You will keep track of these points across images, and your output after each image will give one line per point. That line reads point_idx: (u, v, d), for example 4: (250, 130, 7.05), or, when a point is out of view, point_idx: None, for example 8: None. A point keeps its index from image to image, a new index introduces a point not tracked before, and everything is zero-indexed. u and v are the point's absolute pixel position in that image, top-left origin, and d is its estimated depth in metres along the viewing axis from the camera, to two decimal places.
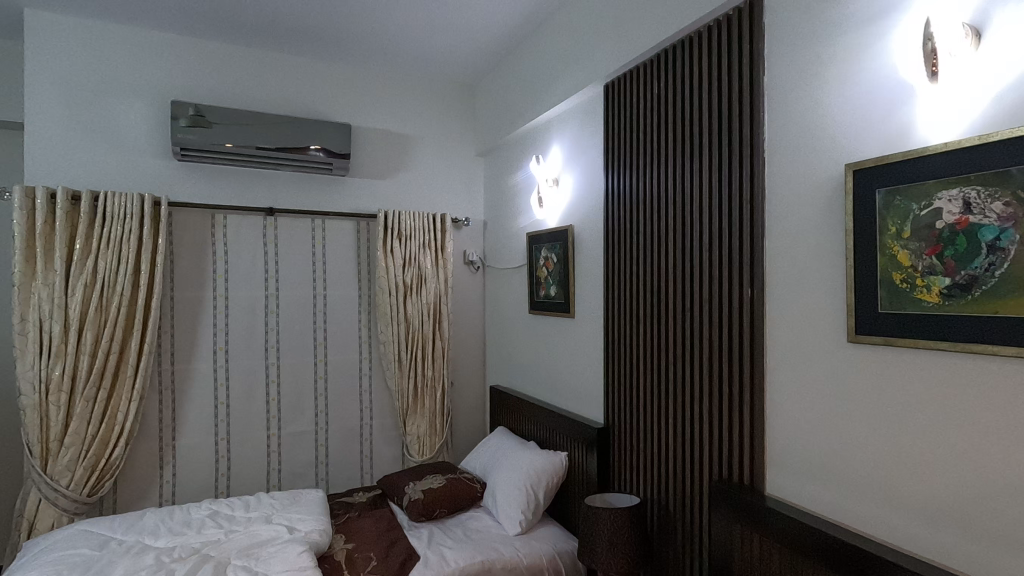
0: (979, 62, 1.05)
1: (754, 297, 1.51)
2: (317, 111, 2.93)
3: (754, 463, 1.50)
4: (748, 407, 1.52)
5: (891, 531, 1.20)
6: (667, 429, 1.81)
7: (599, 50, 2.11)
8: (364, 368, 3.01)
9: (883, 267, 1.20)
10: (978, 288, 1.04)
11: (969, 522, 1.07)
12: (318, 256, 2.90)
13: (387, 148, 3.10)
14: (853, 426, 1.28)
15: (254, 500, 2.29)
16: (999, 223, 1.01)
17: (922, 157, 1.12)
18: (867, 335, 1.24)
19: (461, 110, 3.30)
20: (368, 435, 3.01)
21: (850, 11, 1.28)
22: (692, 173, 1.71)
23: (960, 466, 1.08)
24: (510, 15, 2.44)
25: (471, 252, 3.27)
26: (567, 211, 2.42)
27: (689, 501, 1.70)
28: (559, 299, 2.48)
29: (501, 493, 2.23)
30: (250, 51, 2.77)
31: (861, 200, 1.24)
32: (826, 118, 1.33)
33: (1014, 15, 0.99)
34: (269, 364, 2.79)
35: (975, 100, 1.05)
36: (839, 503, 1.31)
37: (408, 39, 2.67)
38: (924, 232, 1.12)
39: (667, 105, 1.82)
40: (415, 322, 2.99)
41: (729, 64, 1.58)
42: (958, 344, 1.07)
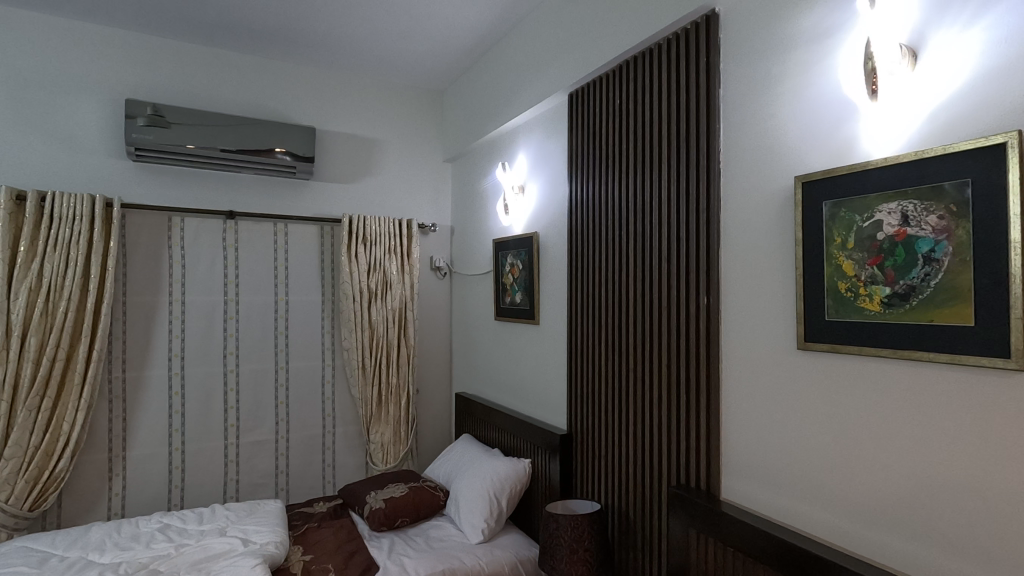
0: (916, 82, 1.10)
1: (710, 305, 1.54)
2: (281, 113, 2.88)
3: (710, 469, 1.53)
4: (705, 413, 1.54)
5: (835, 533, 1.24)
6: (628, 434, 1.83)
7: (564, 60, 2.14)
8: (327, 375, 2.95)
9: (829, 276, 1.24)
10: (915, 297, 1.08)
11: (909, 523, 1.11)
12: (281, 260, 2.84)
13: (353, 152, 3.07)
14: (802, 431, 1.31)
15: (208, 512, 2.22)
16: (934, 235, 1.05)
17: (865, 171, 1.17)
18: (815, 342, 1.27)
19: (429, 115, 3.29)
20: (331, 443, 2.95)
21: (799, 29, 1.33)
22: (652, 182, 1.74)
23: (898, 468, 1.12)
24: (477, 22, 2.45)
25: (438, 258, 3.26)
26: (532, 218, 2.44)
27: (648, 506, 1.72)
28: (524, 305, 2.49)
29: (464, 501, 2.21)
30: (211, 51, 2.71)
31: (809, 211, 1.28)
32: (776, 131, 1.38)
33: (947, 37, 1.04)
34: (228, 372, 2.71)
35: (912, 117, 1.10)
36: (788, 506, 1.34)
37: (375, 43, 2.65)
38: (867, 243, 1.17)
39: (627, 115, 1.85)
40: (379, 329, 2.95)
41: (686, 76, 1.61)
42: (897, 351, 1.11)
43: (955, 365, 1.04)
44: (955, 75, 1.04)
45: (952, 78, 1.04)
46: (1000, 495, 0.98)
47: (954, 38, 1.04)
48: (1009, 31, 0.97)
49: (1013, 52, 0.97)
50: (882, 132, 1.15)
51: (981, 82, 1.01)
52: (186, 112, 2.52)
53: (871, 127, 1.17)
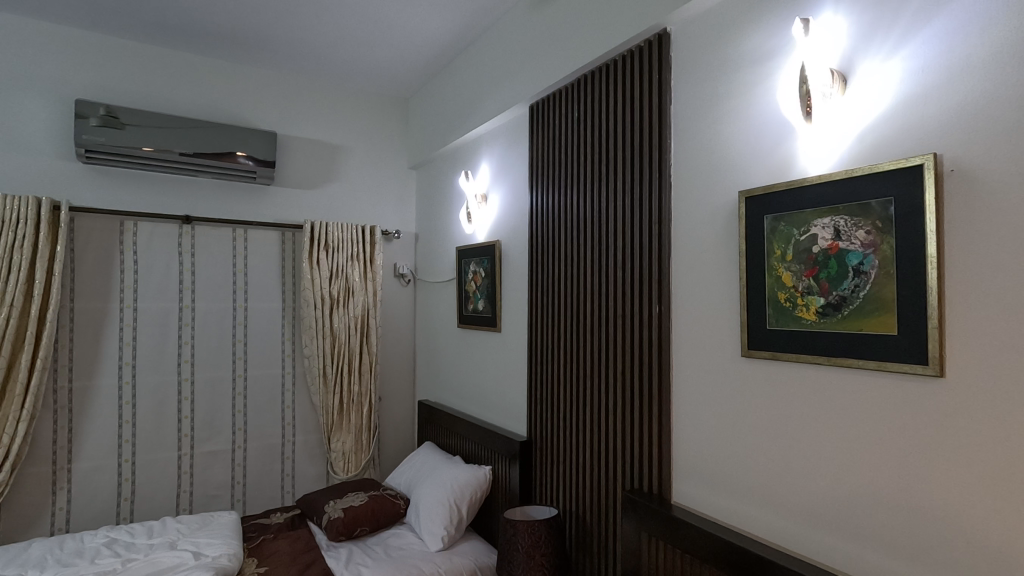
0: (845, 105, 1.17)
1: (662, 313, 1.59)
2: (241, 117, 2.84)
3: (662, 473, 1.57)
4: (657, 418, 1.59)
5: (775, 533, 1.29)
6: (585, 439, 1.86)
7: (524, 72, 2.18)
8: (287, 383, 2.91)
9: (770, 287, 1.30)
10: (847, 307, 1.15)
11: (847, 523, 1.16)
12: (239, 267, 2.79)
13: (316, 157, 3.04)
14: (747, 435, 1.37)
15: (158, 525, 2.16)
16: (863, 249, 1.12)
17: (801, 187, 1.24)
18: (758, 349, 1.33)
19: (393, 122, 3.29)
20: (290, 453, 2.90)
21: (743, 51, 1.40)
22: (609, 194, 1.78)
23: (831, 471, 1.19)
24: (439, 33, 2.48)
25: (402, 265, 3.25)
26: (495, 226, 2.46)
27: (603, 510, 1.76)
28: (486, 313, 2.50)
29: (424, 509, 2.21)
30: (168, 52, 2.66)
31: (751, 225, 1.34)
32: (723, 147, 1.44)
33: (873, 64, 1.12)
34: (183, 381, 2.64)
35: (843, 137, 1.17)
36: (733, 508, 1.40)
37: (337, 50, 2.65)
38: (804, 255, 1.23)
39: (585, 127, 1.90)
40: (341, 336, 2.93)
41: (641, 92, 1.67)
42: (831, 358, 1.18)
43: (880, 373, 1.10)
44: (880, 99, 1.11)
45: (876, 102, 1.12)
46: (923, 494, 1.05)
47: (878, 65, 1.12)
48: (924, 62, 1.05)
49: (928, 80, 1.05)
50: (818, 150, 1.22)
51: (901, 106, 1.08)
52: (142, 114, 2.47)
53: (807, 146, 1.24)
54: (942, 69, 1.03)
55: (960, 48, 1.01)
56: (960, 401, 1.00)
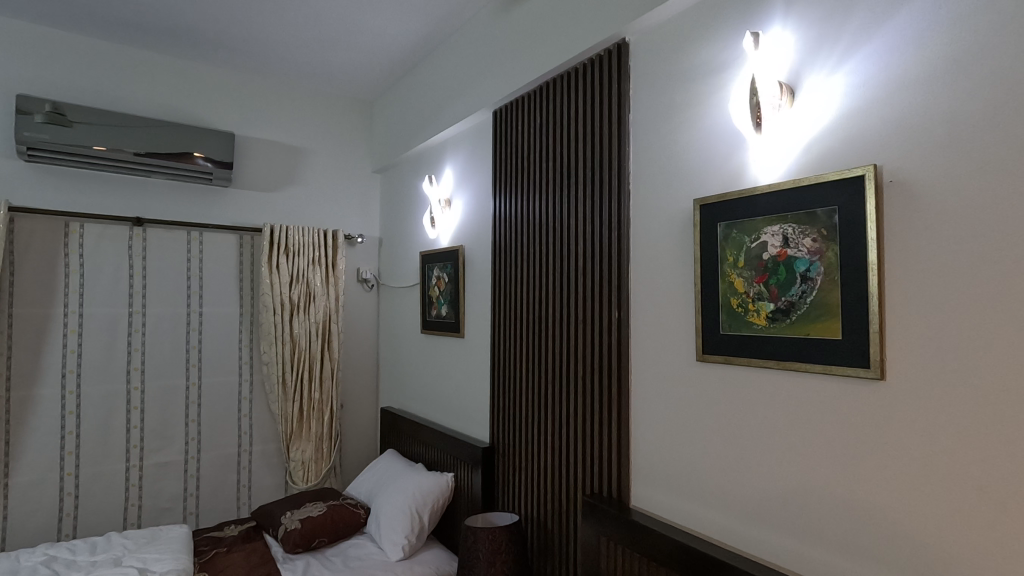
0: (793, 118, 1.21)
1: (621, 319, 1.61)
2: (197, 116, 2.76)
3: (621, 477, 1.59)
4: (616, 422, 1.60)
5: (728, 535, 1.32)
6: (547, 444, 1.86)
7: (487, 77, 2.19)
8: (244, 391, 2.82)
9: (723, 292, 1.33)
10: (795, 313, 1.18)
11: (795, 522, 1.19)
12: (194, 271, 2.70)
13: (276, 159, 2.98)
14: (701, 438, 1.39)
15: (103, 541, 2.06)
16: (809, 256, 1.16)
17: (752, 196, 1.27)
18: (712, 353, 1.36)
19: (357, 125, 3.25)
20: (247, 463, 2.82)
21: (698, 63, 1.43)
22: (570, 201, 1.80)
23: (781, 472, 1.22)
24: (403, 37, 2.46)
25: (365, 270, 3.20)
26: (458, 231, 2.46)
27: (564, 515, 1.76)
28: (449, 318, 2.49)
29: (384, 518, 2.17)
30: (120, 48, 2.56)
31: (706, 232, 1.37)
32: (679, 156, 1.47)
33: (819, 78, 1.17)
34: (132, 390, 2.53)
35: (791, 148, 1.22)
36: (688, 510, 1.42)
37: (298, 51, 2.61)
38: (754, 262, 1.26)
39: (546, 134, 1.91)
40: (301, 341, 2.87)
41: (601, 100, 1.69)
42: (781, 362, 1.21)
43: (826, 376, 1.14)
44: (825, 111, 1.16)
45: (821, 115, 1.16)
46: (866, 492, 1.08)
47: (823, 80, 1.16)
48: (864, 77, 1.10)
49: (868, 94, 1.09)
50: (768, 160, 1.26)
51: (845, 120, 1.13)
52: (91, 112, 2.37)
53: (757, 156, 1.28)
54: (881, 83, 1.08)
55: (897, 65, 1.05)
56: (898, 402, 1.04)
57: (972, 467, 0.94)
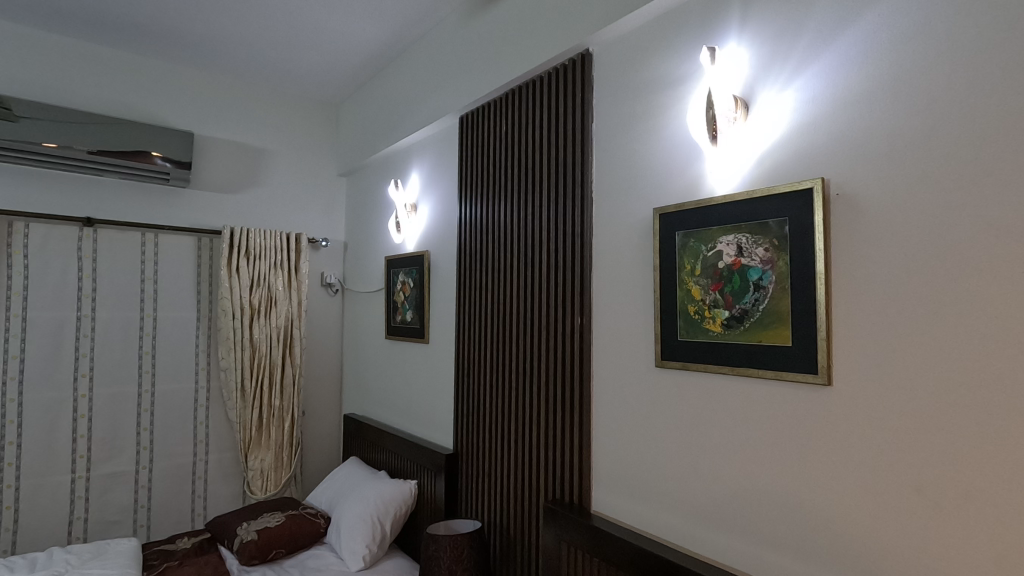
0: (747, 130, 1.25)
1: (584, 325, 1.63)
2: (153, 114, 2.67)
3: (582, 482, 1.60)
4: (578, 427, 1.61)
5: (684, 538, 1.34)
6: (510, 450, 1.86)
7: (453, 83, 2.19)
8: (200, 397, 2.74)
9: (681, 300, 1.36)
10: (749, 320, 1.21)
11: (745, 524, 1.22)
12: (148, 274, 2.61)
13: (238, 160, 2.91)
14: (659, 443, 1.42)
15: (44, 557, 1.96)
16: (762, 265, 1.19)
17: (709, 206, 1.30)
18: (670, 359, 1.39)
19: (322, 127, 3.21)
20: (202, 472, 2.73)
21: (658, 75, 1.46)
22: (534, 208, 1.81)
23: (734, 476, 1.25)
24: (369, 40, 2.44)
25: (329, 274, 3.15)
26: (423, 236, 2.44)
27: (527, 522, 1.76)
28: (414, 324, 2.47)
29: (344, 528, 2.12)
30: (71, 42, 2.47)
31: (665, 240, 1.40)
32: (639, 166, 1.49)
33: (770, 94, 1.21)
34: (79, 397, 2.43)
35: (745, 160, 1.25)
36: (646, 514, 1.44)
37: (261, 50, 2.56)
38: (711, 270, 1.29)
39: (512, 140, 1.92)
40: (261, 347, 2.80)
41: (565, 108, 1.71)
42: (735, 368, 1.24)
43: (777, 382, 1.18)
44: (777, 125, 1.20)
45: (773, 129, 1.20)
46: (812, 493, 1.12)
47: (774, 96, 1.20)
48: (812, 94, 1.14)
49: (816, 110, 1.14)
50: (723, 171, 1.29)
51: (795, 133, 1.17)
52: (40, 107, 2.27)
53: (713, 167, 1.31)
54: (828, 100, 1.12)
55: (842, 82, 1.10)
56: (844, 406, 1.07)
57: (910, 467, 0.99)
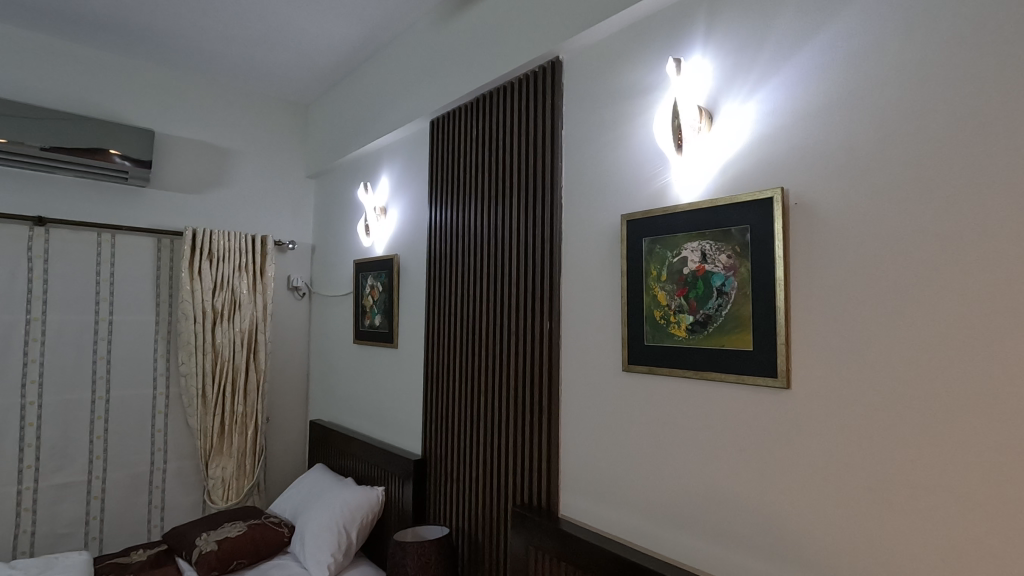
0: (711, 140, 1.29)
1: (553, 329, 1.64)
2: (112, 110, 2.58)
3: (551, 487, 1.60)
4: (547, 432, 1.62)
5: (650, 540, 1.36)
6: (479, 455, 1.85)
7: (425, 87, 2.18)
8: (158, 404, 2.64)
9: (647, 305, 1.38)
10: (712, 325, 1.24)
11: (709, 526, 1.24)
12: (104, 276, 2.51)
13: (201, 160, 2.83)
14: (626, 446, 1.43)
15: None
16: (724, 271, 1.22)
17: (674, 213, 1.33)
18: (636, 363, 1.41)
19: (291, 128, 3.15)
20: (160, 481, 2.64)
21: (626, 84, 1.49)
22: (505, 213, 1.82)
23: (698, 477, 1.27)
24: (340, 42, 2.41)
25: (296, 277, 3.09)
26: (393, 240, 2.42)
27: (495, 527, 1.76)
28: (383, 329, 2.44)
29: (309, 537, 2.07)
30: (24, 34, 2.36)
31: (632, 246, 1.42)
32: (608, 173, 1.52)
33: (733, 105, 1.25)
34: (27, 405, 2.32)
35: (709, 170, 1.29)
36: (613, 518, 1.45)
37: (227, 47, 2.50)
38: (676, 276, 1.32)
39: (483, 145, 1.92)
40: (224, 352, 2.72)
41: (536, 114, 1.72)
42: (699, 372, 1.27)
43: (739, 385, 1.20)
44: (740, 136, 1.23)
45: (736, 139, 1.24)
46: (772, 494, 1.15)
47: (737, 107, 1.24)
48: (772, 106, 1.18)
49: (776, 122, 1.18)
50: (689, 179, 1.32)
51: (756, 144, 1.21)
52: None
53: (679, 176, 1.34)
54: (787, 112, 1.16)
55: (800, 95, 1.14)
56: (801, 408, 1.11)
57: (865, 468, 1.02)
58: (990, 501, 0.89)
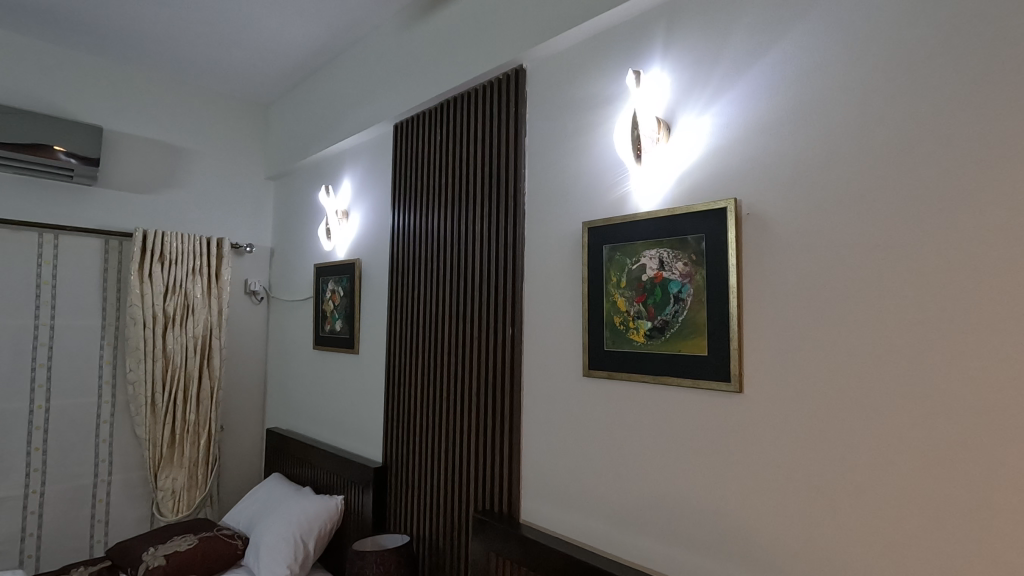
0: (669, 151, 1.32)
1: (515, 335, 1.64)
2: (57, 105, 2.46)
3: (512, 492, 1.61)
4: (508, 437, 1.62)
5: (609, 543, 1.38)
6: (441, 461, 1.84)
7: (388, 90, 2.17)
8: (103, 413, 2.52)
9: (608, 310, 1.41)
10: (669, 331, 1.27)
11: (666, 528, 1.27)
12: (46, 278, 2.39)
13: (154, 159, 2.73)
14: (586, 451, 1.45)
15: None
16: (681, 279, 1.26)
17: (634, 221, 1.36)
18: (597, 368, 1.43)
19: (250, 128, 3.07)
20: (104, 494, 2.51)
21: (587, 94, 1.52)
22: (468, 219, 1.82)
23: (657, 480, 1.29)
24: (302, 42, 2.38)
25: (254, 281, 3.01)
26: (355, 244, 2.39)
27: (456, 534, 1.75)
28: (344, 334, 2.40)
29: (263, 549, 2.00)
30: None
31: (593, 253, 1.45)
32: (570, 181, 1.54)
33: (690, 117, 1.29)
34: None
35: (667, 180, 1.32)
36: (573, 522, 1.46)
37: (184, 44, 2.43)
38: (635, 283, 1.34)
39: (446, 150, 1.92)
40: (176, 358, 2.62)
41: (500, 121, 1.73)
42: (656, 376, 1.30)
43: (695, 390, 1.24)
44: (696, 147, 1.27)
45: (692, 151, 1.28)
46: (725, 496, 1.18)
47: (693, 119, 1.28)
48: (726, 120, 1.23)
49: (729, 135, 1.22)
50: (648, 188, 1.35)
51: (711, 156, 1.25)
52: None
53: (638, 185, 1.38)
54: (740, 126, 1.21)
55: (752, 110, 1.19)
56: (753, 411, 1.15)
57: (812, 468, 1.06)
58: (925, 498, 0.94)
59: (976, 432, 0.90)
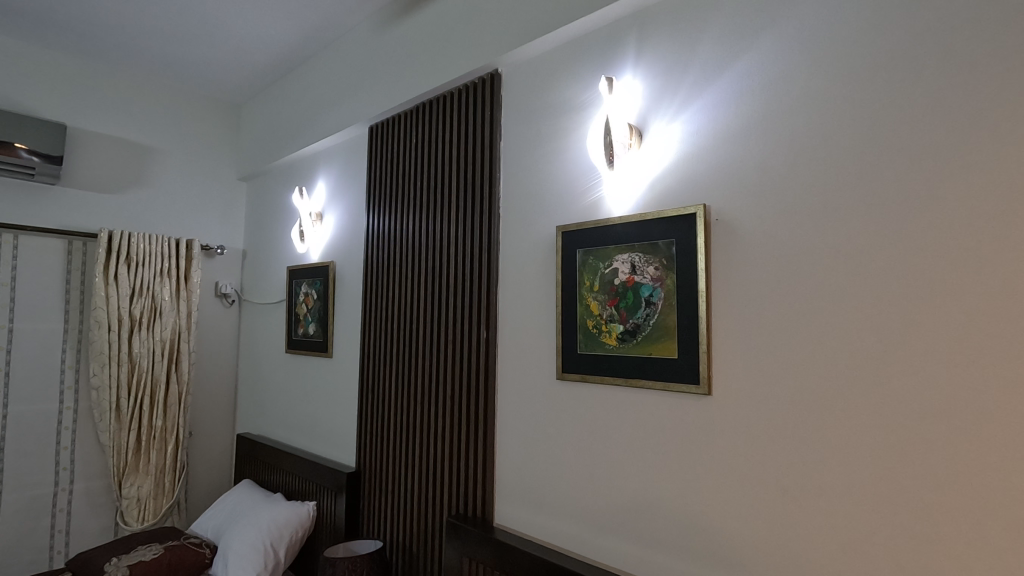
0: (641, 157, 1.34)
1: (490, 338, 1.64)
2: (18, 101, 2.38)
3: (486, 496, 1.60)
4: (483, 441, 1.62)
5: (582, 545, 1.38)
6: (414, 464, 1.83)
7: (363, 92, 2.16)
8: (65, 420, 2.44)
9: (581, 314, 1.42)
10: (641, 334, 1.29)
11: (638, 529, 1.28)
12: (4, 280, 2.31)
13: (121, 158, 2.66)
14: (560, 453, 1.46)
15: None
16: (652, 283, 1.27)
17: (606, 226, 1.37)
18: (570, 371, 1.44)
19: (221, 128, 3.02)
20: (65, 504, 2.43)
21: (561, 100, 1.53)
22: (443, 223, 1.82)
23: (629, 482, 1.31)
24: (275, 42, 2.35)
25: (224, 283, 2.96)
26: (328, 247, 2.37)
27: (430, 538, 1.73)
28: (317, 338, 2.37)
29: (230, 557, 1.95)
30: None
31: (566, 256, 1.46)
32: (544, 185, 1.55)
33: (661, 124, 1.31)
34: None
35: (639, 185, 1.34)
36: (546, 525, 1.47)
37: (153, 41, 2.38)
38: (607, 286, 1.36)
39: (422, 153, 1.92)
40: (142, 363, 2.55)
41: (475, 125, 1.74)
42: (628, 379, 1.31)
43: (666, 392, 1.26)
44: (666, 153, 1.30)
45: (663, 157, 1.30)
46: (695, 496, 1.20)
47: (664, 126, 1.30)
48: (696, 127, 1.25)
49: (698, 142, 1.25)
50: (620, 194, 1.37)
51: (682, 162, 1.27)
52: None
53: (610, 190, 1.39)
54: (709, 134, 1.23)
55: (720, 118, 1.22)
56: (721, 413, 1.17)
57: (778, 467, 1.09)
58: (885, 496, 0.97)
59: (932, 431, 0.93)
